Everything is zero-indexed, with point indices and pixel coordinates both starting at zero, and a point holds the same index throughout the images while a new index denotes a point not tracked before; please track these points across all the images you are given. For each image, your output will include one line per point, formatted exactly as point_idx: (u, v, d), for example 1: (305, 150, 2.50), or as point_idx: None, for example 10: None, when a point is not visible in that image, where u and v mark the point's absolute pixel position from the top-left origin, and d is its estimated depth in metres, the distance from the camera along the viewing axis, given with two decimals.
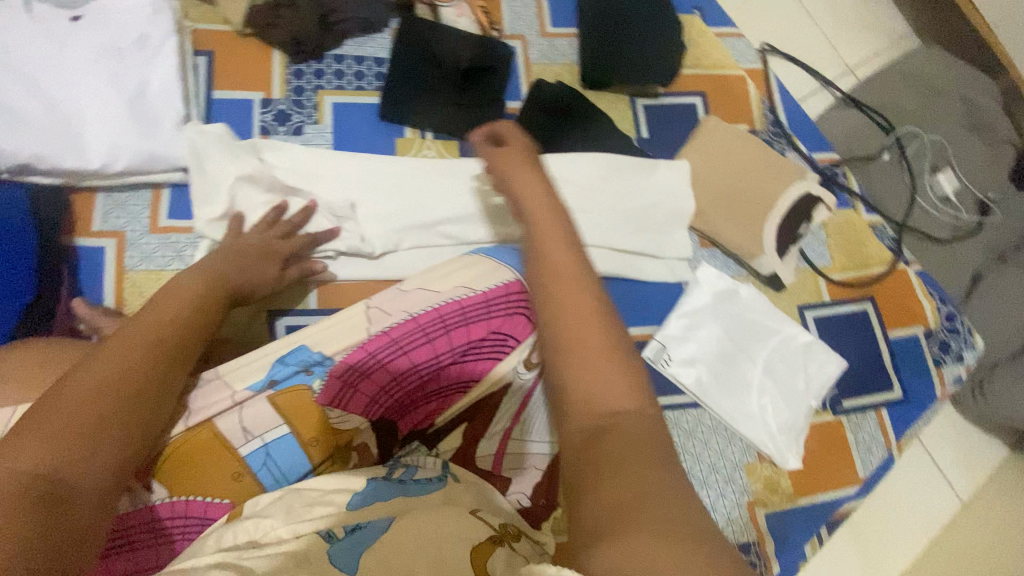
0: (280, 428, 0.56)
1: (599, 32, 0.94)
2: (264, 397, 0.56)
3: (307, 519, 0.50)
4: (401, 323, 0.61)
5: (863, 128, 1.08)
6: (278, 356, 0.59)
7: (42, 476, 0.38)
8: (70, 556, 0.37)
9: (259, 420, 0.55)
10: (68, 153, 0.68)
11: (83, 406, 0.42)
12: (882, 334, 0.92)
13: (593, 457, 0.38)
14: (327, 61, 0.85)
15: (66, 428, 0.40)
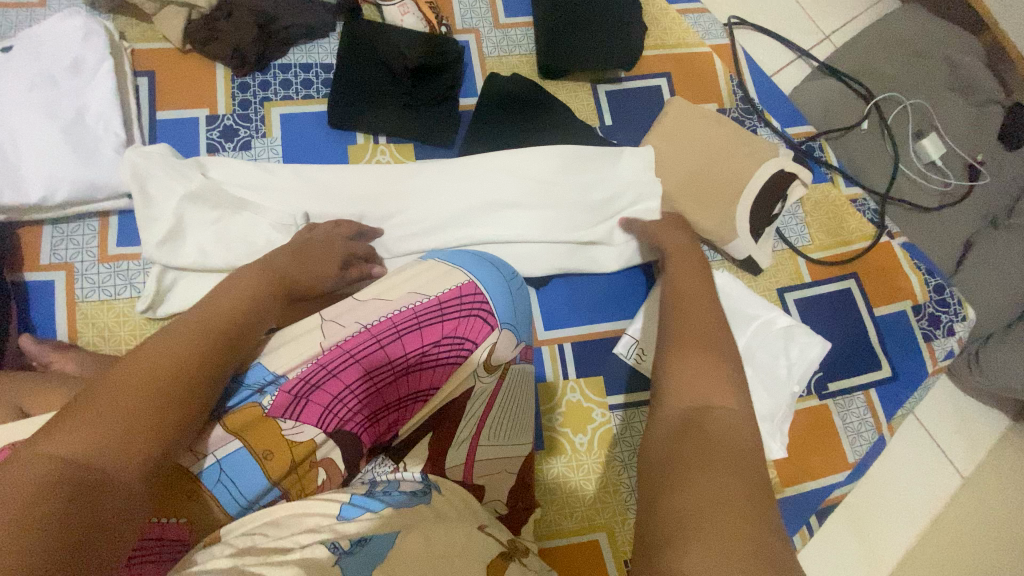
0: (234, 444, 0.52)
1: (555, 18, 0.91)
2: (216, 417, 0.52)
3: (305, 532, 0.46)
4: (355, 334, 0.56)
5: (840, 98, 1.03)
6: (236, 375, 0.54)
7: (74, 464, 0.35)
8: (97, 556, 0.34)
9: (209, 437, 0.51)
10: (5, 187, 0.66)
11: (125, 396, 0.39)
12: (867, 311, 0.88)
13: (688, 455, 0.42)
14: (272, 71, 0.82)
15: (104, 417, 0.38)
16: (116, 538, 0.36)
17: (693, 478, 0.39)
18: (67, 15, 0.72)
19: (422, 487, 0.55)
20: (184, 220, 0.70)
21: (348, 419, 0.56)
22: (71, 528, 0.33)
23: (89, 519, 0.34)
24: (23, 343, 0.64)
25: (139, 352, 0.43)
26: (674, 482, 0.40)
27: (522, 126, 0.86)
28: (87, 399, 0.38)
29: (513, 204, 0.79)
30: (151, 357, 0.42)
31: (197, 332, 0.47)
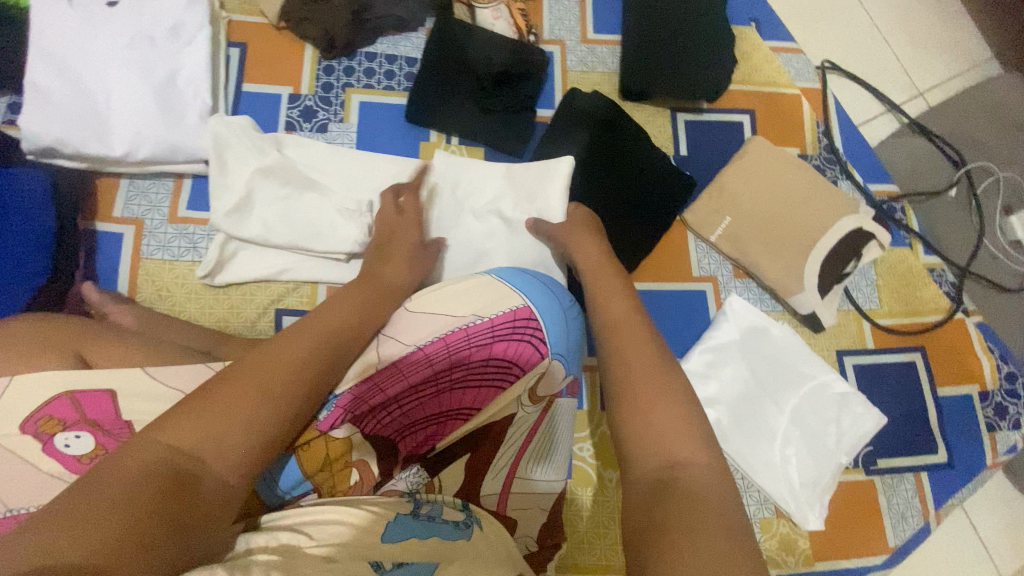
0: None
1: (644, 41, 0.89)
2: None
3: (347, 544, 0.48)
4: (408, 354, 0.57)
5: (928, 160, 0.98)
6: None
7: (180, 452, 0.42)
8: (175, 543, 0.38)
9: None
10: (91, 138, 0.68)
11: (222, 411, 0.44)
12: (929, 390, 0.83)
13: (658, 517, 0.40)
14: (358, 58, 0.83)
15: (202, 429, 0.43)
16: (204, 534, 0.41)
17: (689, 545, 0.37)
18: None
19: (465, 518, 0.56)
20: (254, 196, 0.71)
21: (387, 425, 0.58)
22: (158, 525, 0.37)
23: (177, 515, 0.39)
24: (88, 292, 0.66)
25: (237, 368, 0.48)
26: (658, 548, 0.38)
27: (596, 146, 0.84)
28: (190, 408, 0.44)
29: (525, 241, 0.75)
30: (253, 375, 0.47)
31: (296, 353, 0.51)
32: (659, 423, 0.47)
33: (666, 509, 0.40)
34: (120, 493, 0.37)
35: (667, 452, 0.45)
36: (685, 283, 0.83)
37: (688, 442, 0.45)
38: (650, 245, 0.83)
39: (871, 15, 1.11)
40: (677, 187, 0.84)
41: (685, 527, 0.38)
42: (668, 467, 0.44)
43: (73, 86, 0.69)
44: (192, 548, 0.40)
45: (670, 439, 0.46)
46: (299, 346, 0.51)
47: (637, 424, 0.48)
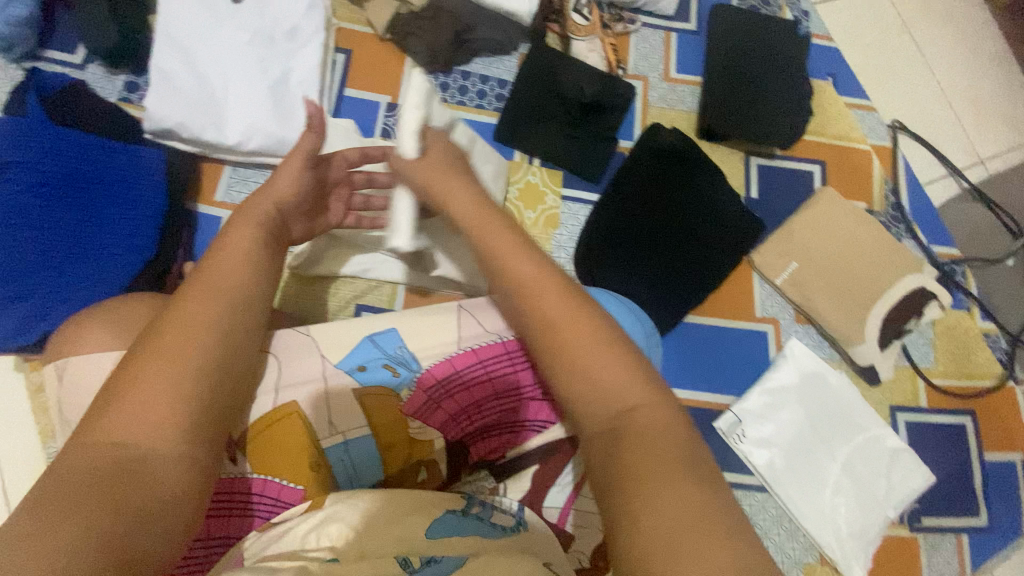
0: (362, 429, 0.57)
1: (726, 85, 0.91)
2: (350, 388, 0.56)
3: (386, 540, 0.49)
4: (491, 344, 0.60)
5: (987, 228, 1.00)
6: (369, 335, 0.58)
7: (117, 447, 0.38)
8: (146, 531, 0.36)
9: (346, 415, 0.56)
10: (209, 126, 0.71)
11: (152, 398, 0.40)
12: (977, 453, 0.84)
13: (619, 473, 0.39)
14: (453, 76, 0.88)
15: (134, 424, 0.39)
16: (177, 516, 0.39)
17: (653, 499, 0.37)
18: None
19: (516, 521, 0.55)
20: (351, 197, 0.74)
21: (465, 426, 0.61)
22: (117, 518, 0.35)
23: (135, 504, 0.36)
24: (188, 269, 0.68)
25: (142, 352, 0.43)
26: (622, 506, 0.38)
27: (669, 179, 0.87)
28: (115, 407, 0.40)
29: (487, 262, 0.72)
30: (168, 355, 0.42)
31: (209, 321, 0.45)
32: (595, 377, 0.44)
33: (622, 460, 0.40)
34: (60, 504, 0.34)
35: (609, 399, 0.43)
36: (747, 322, 0.85)
37: (625, 378, 0.44)
38: (717, 282, 0.85)
39: (939, 81, 1.14)
40: (747, 226, 0.85)
41: (645, 479, 0.38)
42: (615, 413, 0.43)
43: (195, 75, 0.72)
44: (170, 526, 0.38)
45: (607, 386, 0.44)
46: (201, 309, 0.45)
47: (570, 374, 0.45)
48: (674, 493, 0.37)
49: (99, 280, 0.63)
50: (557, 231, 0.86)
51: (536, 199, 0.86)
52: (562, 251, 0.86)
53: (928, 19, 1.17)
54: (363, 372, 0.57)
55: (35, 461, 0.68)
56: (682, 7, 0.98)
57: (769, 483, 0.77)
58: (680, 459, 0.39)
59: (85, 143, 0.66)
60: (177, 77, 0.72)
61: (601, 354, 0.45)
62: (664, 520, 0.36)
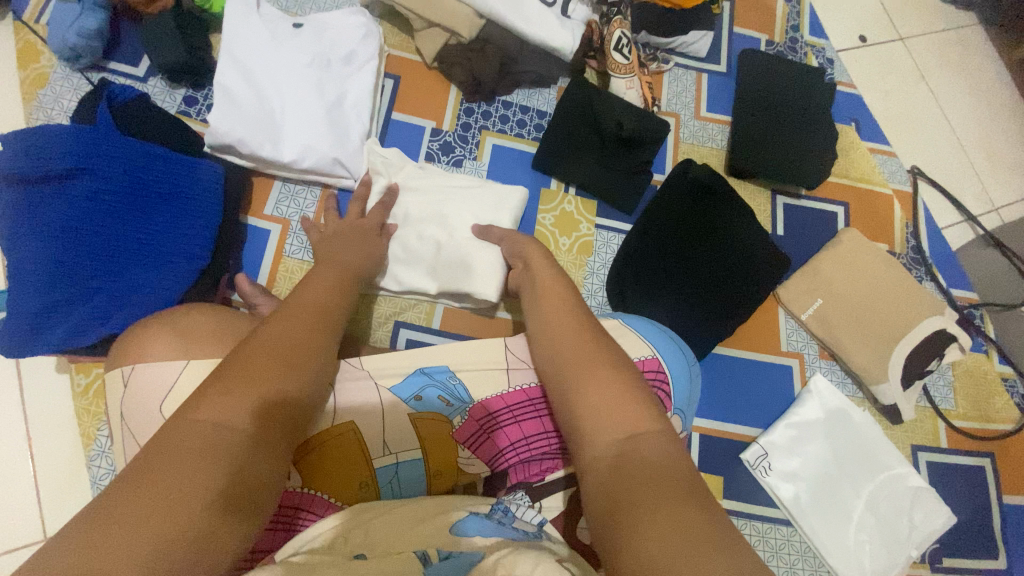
0: (414, 452, 0.58)
1: (755, 126, 0.95)
2: (405, 415, 0.58)
3: (407, 539, 0.49)
4: None
5: (1004, 274, 1.03)
6: (422, 367, 0.60)
7: (223, 430, 0.39)
8: (236, 524, 0.37)
9: (399, 437, 0.58)
10: (265, 143, 0.74)
11: (252, 395, 0.42)
12: (997, 497, 0.85)
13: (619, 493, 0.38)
14: (496, 105, 0.91)
15: (239, 408, 0.41)
16: (255, 506, 0.39)
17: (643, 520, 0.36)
18: (355, 12, 0.81)
19: (539, 531, 0.54)
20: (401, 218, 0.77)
21: (510, 453, 0.60)
22: (220, 504, 0.36)
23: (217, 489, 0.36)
24: (238, 281, 0.71)
25: (242, 352, 0.46)
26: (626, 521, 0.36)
27: (704, 217, 0.89)
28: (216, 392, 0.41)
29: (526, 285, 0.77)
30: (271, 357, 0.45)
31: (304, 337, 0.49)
32: (600, 401, 0.45)
33: (624, 483, 0.39)
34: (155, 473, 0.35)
35: (617, 424, 0.43)
36: (773, 356, 0.87)
37: (639, 405, 0.44)
38: (745, 315, 0.86)
39: (956, 131, 1.18)
40: (774, 263, 0.88)
41: (634, 500, 0.37)
42: (621, 433, 0.43)
43: (254, 93, 0.75)
44: (251, 523, 0.38)
45: (613, 410, 0.44)
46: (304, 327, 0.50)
47: (579, 395, 0.46)
48: (670, 511, 0.35)
49: (157, 287, 0.66)
50: (590, 258, 0.89)
51: (570, 227, 0.90)
52: (595, 276, 0.89)
53: (945, 71, 1.22)
54: (419, 401, 0.59)
55: (74, 461, 0.69)
56: (714, 50, 1.03)
57: (793, 517, 0.78)
58: (673, 481, 0.38)
59: (148, 153, 0.68)
60: (237, 95, 0.75)
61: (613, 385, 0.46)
62: (652, 537, 0.34)
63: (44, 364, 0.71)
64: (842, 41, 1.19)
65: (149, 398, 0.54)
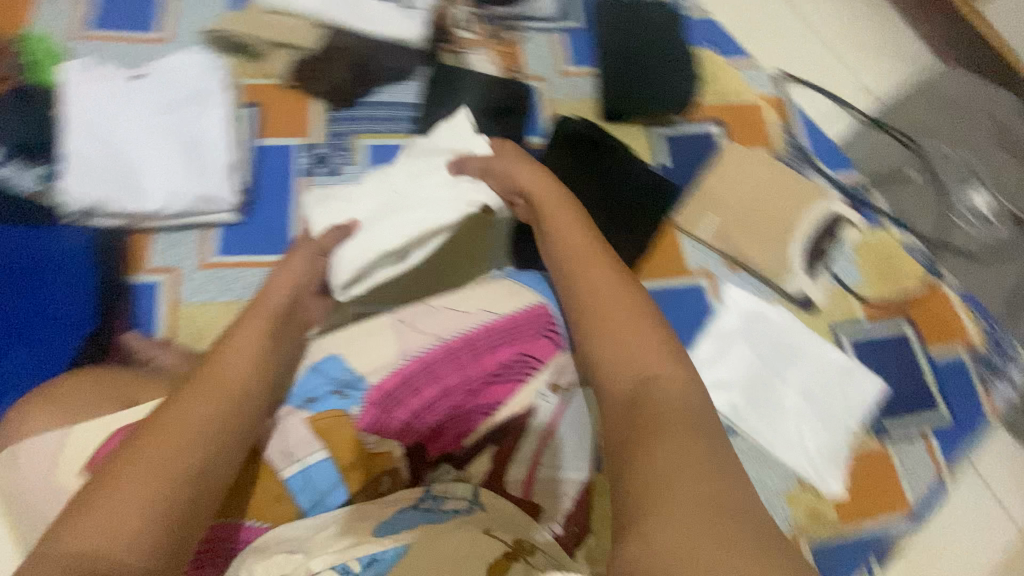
0: (320, 453, 0.59)
1: (617, 69, 0.98)
2: (302, 421, 0.60)
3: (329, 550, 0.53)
4: (433, 348, 0.65)
5: (886, 149, 1.08)
6: (313, 366, 0.65)
7: (90, 555, 0.39)
8: None
9: (303, 442, 0.59)
10: (128, 197, 0.74)
11: (130, 496, 0.43)
12: (922, 355, 0.89)
13: (636, 425, 0.47)
14: (362, 107, 0.91)
15: (108, 521, 0.41)
16: None
17: (653, 442, 0.45)
18: (191, 52, 0.82)
19: (467, 504, 0.60)
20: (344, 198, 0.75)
21: (418, 426, 0.62)
22: None
23: None
24: (129, 337, 0.73)
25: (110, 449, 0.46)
26: (639, 447, 0.46)
27: (588, 161, 0.90)
28: (90, 504, 0.42)
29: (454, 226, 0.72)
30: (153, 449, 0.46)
31: (192, 416, 0.49)
32: (616, 346, 0.54)
33: (638, 415, 0.48)
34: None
35: (634, 368, 0.52)
36: (684, 279, 0.90)
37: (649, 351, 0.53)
38: (646, 245, 0.89)
39: (814, 30, 1.25)
40: (662, 190, 0.90)
41: (646, 430, 0.47)
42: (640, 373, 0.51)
43: (107, 151, 0.75)
44: None
45: (630, 352, 0.53)
46: (196, 408, 0.50)
47: (602, 352, 0.55)
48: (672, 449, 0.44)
49: (37, 360, 0.70)
50: None
51: None
52: None
53: None
54: (313, 403, 0.61)
55: None
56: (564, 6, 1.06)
57: (735, 423, 0.80)
58: (676, 416, 0.47)
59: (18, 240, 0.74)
60: (89, 156, 0.74)
61: (624, 333, 0.54)
62: (655, 457, 0.44)
63: None
64: None
65: (40, 469, 0.52)
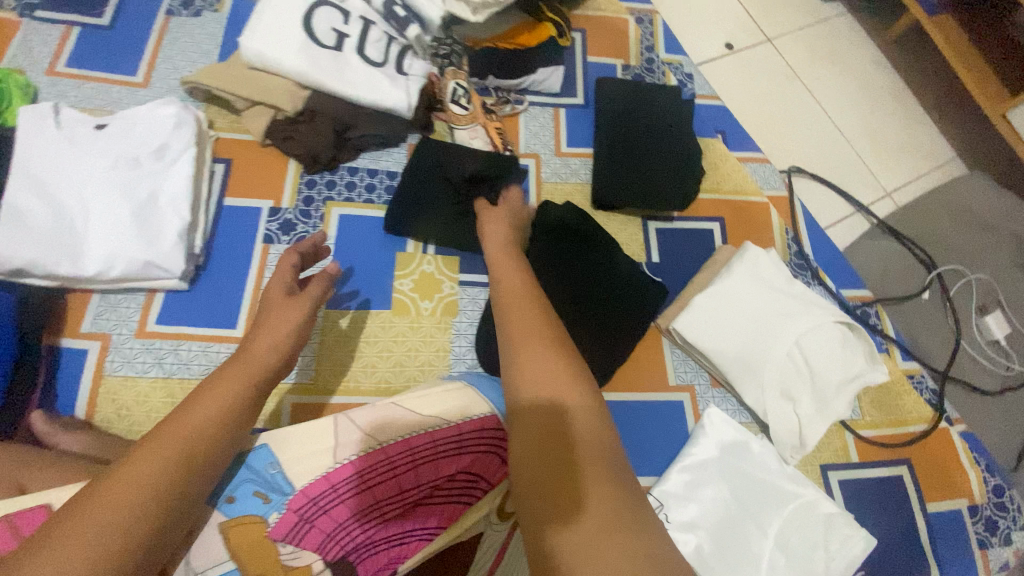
0: (224, 564, 0.55)
1: (615, 157, 0.92)
2: (215, 523, 0.57)
3: None
4: (367, 454, 0.62)
5: (899, 261, 1.01)
6: (241, 458, 0.61)
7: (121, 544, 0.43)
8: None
9: (204, 551, 0.55)
10: (65, 259, 0.68)
11: (113, 486, 0.45)
12: (920, 507, 0.79)
13: None
14: (340, 173, 0.87)
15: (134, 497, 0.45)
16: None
17: None
18: (165, 104, 0.78)
19: None
20: (806, 343, 0.78)
21: (346, 538, 0.59)
22: None
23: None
24: (33, 418, 0.63)
25: (152, 459, 0.47)
26: None
27: (569, 250, 0.85)
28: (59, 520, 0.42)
29: (733, 355, 0.79)
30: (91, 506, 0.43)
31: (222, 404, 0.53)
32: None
33: None
34: None
35: None
36: (663, 394, 0.82)
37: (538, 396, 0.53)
38: (628, 348, 0.83)
39: (835, 120, 1.21)
40: (648, 290, 0.84)
41: None
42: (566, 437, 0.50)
43: (51, 205, 0.70)
44: None
45: None
46: (205, 411, 0.52)
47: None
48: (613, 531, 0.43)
49: None
50: (456, 319, 0.82)
51: (431, 289, 0.83)
52: (462, 338, 0.81)
53: (813, 67, 1.26)
54: (231, 502, 0.58)
55: None
56: (569, 82, 1.01)
57: None
58: None
59: None
60: (26, 208, 0.69)
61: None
62: None
63: None
64: (710, 51, 1.19)
65: None
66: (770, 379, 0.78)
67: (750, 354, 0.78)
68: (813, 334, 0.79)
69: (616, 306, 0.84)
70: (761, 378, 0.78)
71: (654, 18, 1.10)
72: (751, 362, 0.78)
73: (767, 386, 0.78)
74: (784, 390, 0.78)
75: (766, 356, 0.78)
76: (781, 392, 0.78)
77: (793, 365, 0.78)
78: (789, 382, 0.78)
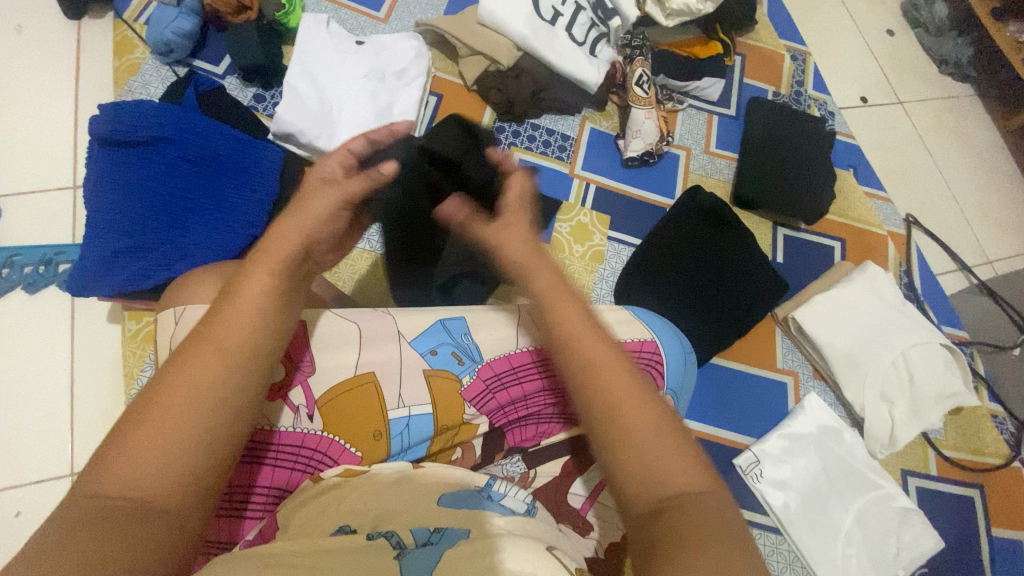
0: (425, 407, 0.59)
1: (762, 164, 1.03)
2: (420, 369, 0.60)
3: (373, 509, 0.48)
4: None
5: (995, 319, 1.09)
6: (441, 320, 0.63)
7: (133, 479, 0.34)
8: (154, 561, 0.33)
9: (413, 390, 0.59)
10: (322, 136, 0.84)
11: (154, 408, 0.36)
12: (985, 529, 0.86)
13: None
14: (524, 126, 1.03)
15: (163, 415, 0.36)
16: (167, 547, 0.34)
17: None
18: (410, 37, 0.94)
19: (525, 507, 0.52)
20: (913, 356, 0.87)
21: (511, 413, 0.63)
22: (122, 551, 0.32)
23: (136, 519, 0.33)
24: None
25: (194, 372, 0.37)
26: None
27: (716, 237, 0.95)
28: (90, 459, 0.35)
29: (843, 349, 0.88)
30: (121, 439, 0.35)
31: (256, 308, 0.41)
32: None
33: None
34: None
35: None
36: (769, 372, 0.92)
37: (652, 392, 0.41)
38: (746, 330, 0.92)
39: (950, 184, 1.29)
40: (775, 286, 0.93)
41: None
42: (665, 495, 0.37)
43: (319, 93, 0.86)
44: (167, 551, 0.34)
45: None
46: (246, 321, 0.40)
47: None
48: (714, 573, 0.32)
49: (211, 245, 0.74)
50: (601, 265, 0.96)
51: (584, 237, 0.97)
52: (604, 282, 0.95)
53: (939, 134, 1.36)
54: (433, 355, 0.61)
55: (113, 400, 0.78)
56: (726, 95, 1.14)
57: (783, 525, 0.81)
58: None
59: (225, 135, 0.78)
60: (302, 91, 0.86)
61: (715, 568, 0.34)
62: None
63: (96, 313, 0.82)
64: (845, 100, 1.31)
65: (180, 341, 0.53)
66: (875, 379, 0.86)
67: (857, 353, 0.88)
68: (919, 350, 0.87)
69: (743, 292, 0.93)
70: (864, 376, 0.87)
71: (807, 57, 1.23)
72: (858, 359, 0.87)
73: (871, 385, 0.86)
74: (885, 391, 0.86)
75: (878, 360, 0.87)
76: (883, 392, 0.86)
77: (900, 373, 0.87)
78: (890, 384, 0.86)
